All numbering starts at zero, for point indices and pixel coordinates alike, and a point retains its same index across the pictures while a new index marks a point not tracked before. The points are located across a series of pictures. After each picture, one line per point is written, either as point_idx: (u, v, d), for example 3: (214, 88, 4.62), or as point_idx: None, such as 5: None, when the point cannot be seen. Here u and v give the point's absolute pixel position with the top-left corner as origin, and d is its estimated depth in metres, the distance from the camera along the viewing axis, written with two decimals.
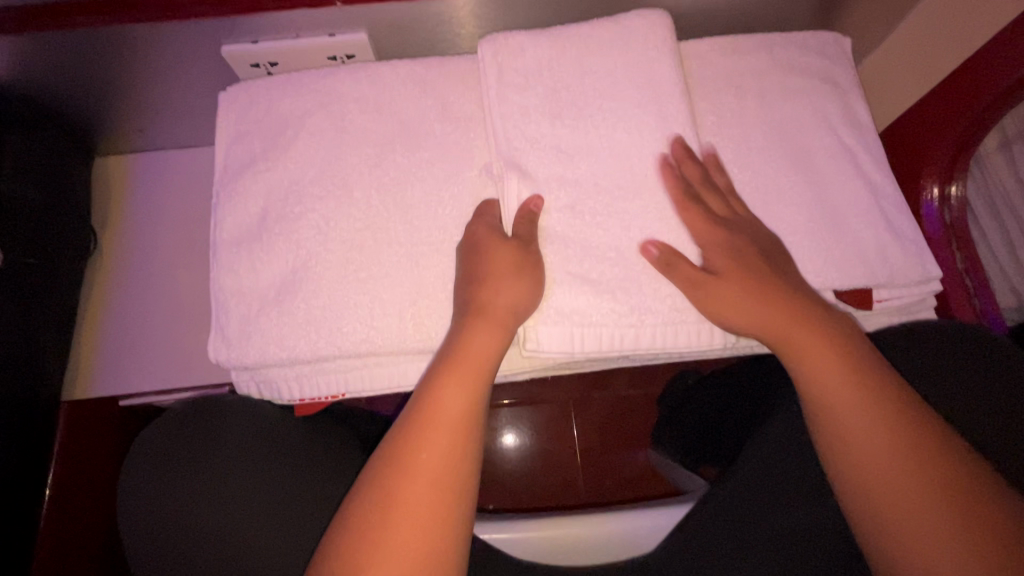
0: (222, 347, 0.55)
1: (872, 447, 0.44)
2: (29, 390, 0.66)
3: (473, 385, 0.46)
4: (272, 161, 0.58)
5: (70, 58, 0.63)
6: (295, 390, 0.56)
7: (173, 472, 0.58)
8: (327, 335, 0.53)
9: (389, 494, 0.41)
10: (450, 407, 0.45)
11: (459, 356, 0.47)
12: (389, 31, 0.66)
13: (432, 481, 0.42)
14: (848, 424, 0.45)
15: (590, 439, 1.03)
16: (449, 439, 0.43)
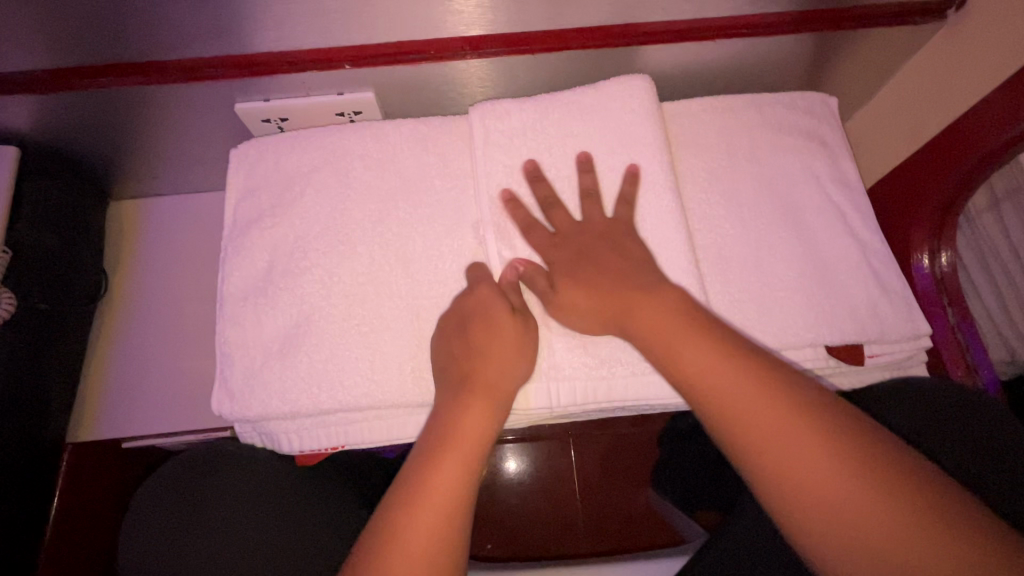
0: (226, 399, 0.56)
1: (833, 483, 0.38)
2: (36, 433, 0.67)
3: (468, 456, 0.46)
4: (279, 215, 0.60)
5: (92, 113, 0.66)
6: (296, 443, 0.57)
7: (172, 522, 0.59)
8: (329, 388, 0.54)
9: (378, 570, 0.40)
10: (445, 480, 0.44)
11: (455, 428, 0.47)
12: (395, 91, 0.69)
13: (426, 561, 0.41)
14: (804, 462, 0.39)
15: (589, 480, 1.03)
16: (443, 516, 0.43)
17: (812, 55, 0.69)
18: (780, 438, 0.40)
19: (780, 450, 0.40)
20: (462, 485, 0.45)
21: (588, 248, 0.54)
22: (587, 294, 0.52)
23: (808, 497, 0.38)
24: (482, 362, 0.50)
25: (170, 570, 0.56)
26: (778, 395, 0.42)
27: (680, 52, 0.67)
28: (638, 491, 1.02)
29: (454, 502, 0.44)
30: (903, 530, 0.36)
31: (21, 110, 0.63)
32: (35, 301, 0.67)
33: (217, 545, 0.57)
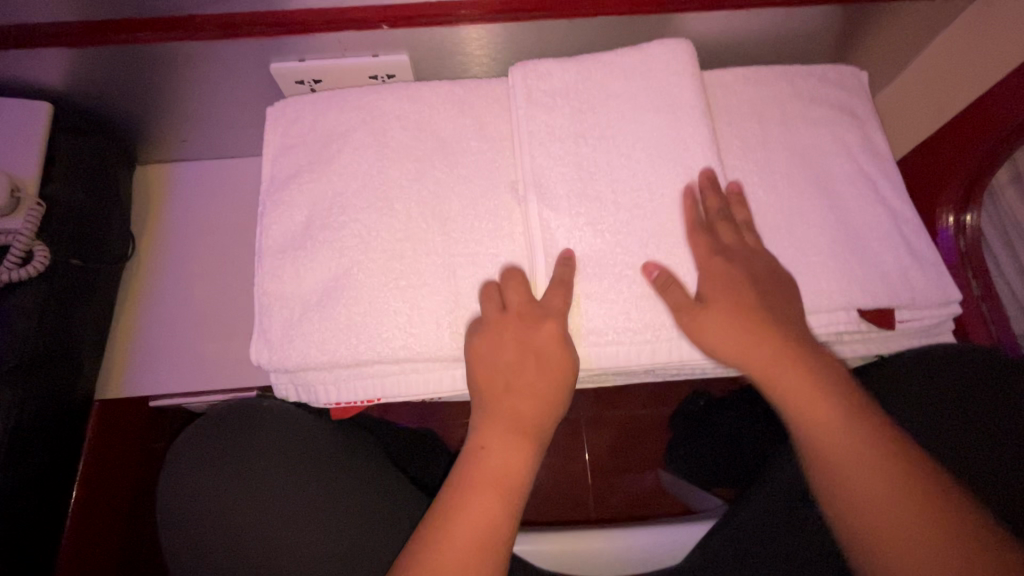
0: (265, 350, 0.56)
1: (856, 458, 0.46)
2: (67, 387, 0.68)
3: (522, 445, 0.50)
4: (317, 172, 0.61)
5: (128, 70, 0.66)
6: (332, 395, 0.57)
7: (215, 477, 0.59)
8: (368, 340, 0.55)
9: (472, 473, 0.49)
10: (497, 465, 0.49)
11: (498, 413, 0.51)
12: (429, 54, 0.69)
13: (487, 500, 0.48)
14: (836, 439, 0.47)
15: (602, 457, 1.04)
16: (499, 472, 0.49)
17: (845, 28, 0.69)
18: (823, 419, 0.48)
19: (817, 429, 0.48)
20: (515, 471, 0.50)
21: (737, 281, 0.53)
22: (722, 326, 0.52)
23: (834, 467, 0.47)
24: (527, 364, 0.52)
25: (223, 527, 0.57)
26: (818, 390, 0.49)
27: (714, 22, 0.67)
28: (649, 470, 1.04)
29: (507, 485, 0.49)
30: (913, 504, 0.44)
31: (57, 64, 0.63)
32: (68, 258, 0.67)
33: (263, 498, 0.58)
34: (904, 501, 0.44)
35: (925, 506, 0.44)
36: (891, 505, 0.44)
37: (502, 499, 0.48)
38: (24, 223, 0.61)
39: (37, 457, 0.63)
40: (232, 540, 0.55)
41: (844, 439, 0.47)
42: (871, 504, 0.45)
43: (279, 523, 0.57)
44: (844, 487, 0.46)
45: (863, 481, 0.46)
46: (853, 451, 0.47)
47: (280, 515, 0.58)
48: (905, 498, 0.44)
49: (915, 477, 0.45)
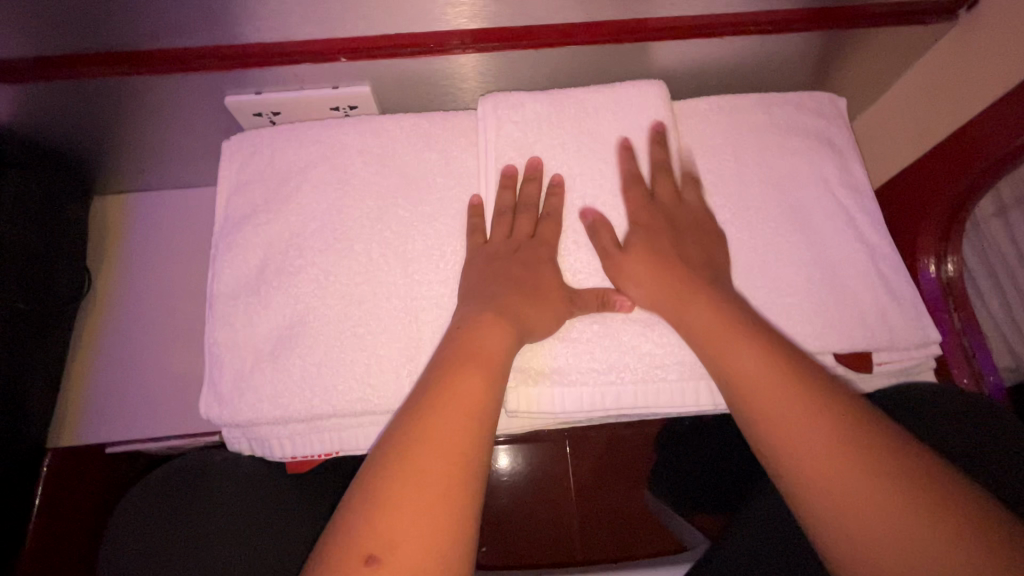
0: (215, 403, 0.54)
1: (810, 417, 0.40)
2: (16, 440, 0.65)
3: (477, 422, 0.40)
4: (272, 212, 0.58)
5: (73, 105, 0.63)
6: (287, 448, 0.55)
7: (166, 529, 0.57)
8: (322, 392, 0.52)
9: (421, 424, 0.39)
10: (448, 434, 0.39)
11: (464, 347, 0.45)
12: (394, 85, 0.67)
13: (442, 455, 0.38)
14: (772, 392, 0.42)
15: (586, 483, 1.01)
16: (455, 431, 0.39)
17: (822, 54, 0.67)
18: (763, 376, 0.43)
19: (763, 387, 0.42)
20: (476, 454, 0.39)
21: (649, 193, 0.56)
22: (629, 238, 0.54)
23: (789, 431, 0.40)
24: (521, 284, 0.51)
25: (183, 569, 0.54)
26: (746, 337, 0.45)
27: (687, 50, 0.65)
28: (636, 493, 1.01)
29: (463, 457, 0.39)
30: (880, 454, 0.37)
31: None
32: (13, 303, 0.64)
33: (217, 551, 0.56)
34: (872, 455, 0.37)
35: (938, 521, 0.34)
36: (864, 462, 0.37)
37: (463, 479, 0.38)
38: None
39: None
40: None
41: (817, 426, 0.39)
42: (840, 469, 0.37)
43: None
44: (821, 487, 0.38)
45: (850, 482, 0.37)
46: (800, 408, 0.40)
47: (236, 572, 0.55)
48: (907, 507, 0.35)
49: (915, 480, 0.36)
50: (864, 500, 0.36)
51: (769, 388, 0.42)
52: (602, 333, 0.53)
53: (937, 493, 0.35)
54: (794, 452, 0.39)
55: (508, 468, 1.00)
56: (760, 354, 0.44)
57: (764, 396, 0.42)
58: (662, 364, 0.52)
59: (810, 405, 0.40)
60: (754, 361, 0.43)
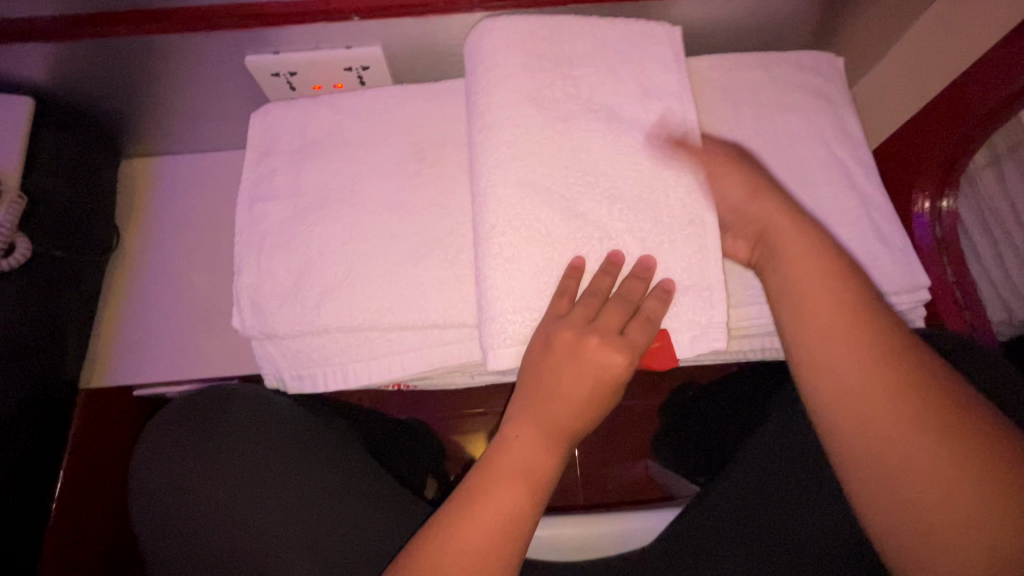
0: (250, 316, 0.62)
1: (884, 406, 0.45)
2: (52, 378, 0.69)
3: (544, 439, 0.50)
4: (302, 166, 0.65)
5: (103, 64, 0.67)
6: (303, 360, 0.62)
7: (176, 453, 0.62)
8: (337, 311, 0.59)
9: (479, 486, 0.47)
10: (519, 456, 0.49)
11: (508, 460, 0.49)
12: (403, 47, 0.70)
13: (524, 481, 0.48)
14: (856, 377, 0.46)
15: (591, 452, 1.05)
16: (517, 487, 0.47)
17: (822, 13, 0.69)
18: (839, 363, 0.47)
19: (840, 374, 0.47)
20: (544, 456, 0.49)
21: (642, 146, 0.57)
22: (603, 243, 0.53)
23: (856, 413, 0.46)
24: (584, 378, 0.50)
25: (212, 504, 0.59)
26: (847, 309, 0.48)
27: (689, 9, 0.67)
28: (639, 460, 1.05)
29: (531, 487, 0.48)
30: (937, 455, 0.42)
31: (36, 58, 0.64)
32: (50, 250, 0.68)
33: (224, 473, 0.61)
34: (932, 454, 0.43)
35: (988, 481, 0.41)
36: (910, 456, 0.43)
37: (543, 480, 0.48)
38: (6, 214, 0.63)
39: (22, 446, 0.64)
40: (186, 511, 0.59)
41: (883, 392, 0.45)
42: (886, 455, 0.44)
43: (237, 497, 0.60)
44: (867, 435, 0.45)
45: (891, 429, 0.44)
46: (875, 387, 0.45)
47: (240, 490, 0.60)
48: (946, 452, 0.42)
49: (972, 444, 0.42)
50: (906, 485, 0.43)
51: (848, 376, 0.47)
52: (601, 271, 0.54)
53: (983, 495, 0.41)
54: (852, 428, 0.46)
55: None
56: (857, 337, 0.47)
57: (824, 352, 0.48)
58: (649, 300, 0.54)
59: (882, 371, 0.46)
60: (838, 317, 0.48)
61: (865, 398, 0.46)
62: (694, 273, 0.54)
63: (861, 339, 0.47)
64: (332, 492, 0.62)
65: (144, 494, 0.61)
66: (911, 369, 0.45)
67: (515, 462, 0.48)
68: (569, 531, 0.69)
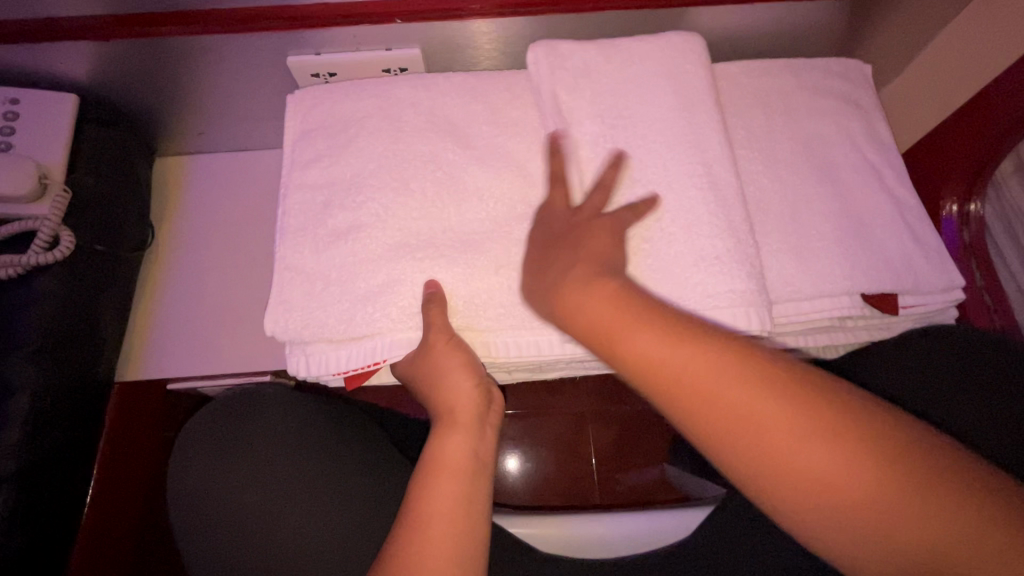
0: (281, 317, 0.58)
1: (819, 456, 0.38)
2: (89, 370, 0.70)
3: (473, 433, 0.55)
4: (335, 155, 0.62)
5: (146, 62, 0.68)
6: (343, 362, 0.57)
7: (217, 458, 0.62)
8: (383, 307, 0.57)
9: (432, 487, 0.50)
10: (458, 451, 0.53)
11: (450, 459, 0.52)
12: (440, 49, 0.71)
13: (461, 472, 0.51)
14: (740, 407, 0.40)
15: (608, 455, 1.06)
16: (457, 479, 0.50)
17: (849, 21, 0.71)
18: (729, 406, 0.40)
19: (738, 418, 0.40)
20: (470, 448, 0.53)
21: (682, 146, 0.59)
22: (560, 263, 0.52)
23: (796, 462, 0.38)
24: (452, 372, 0.55)
25: (254, 510, 0.59)
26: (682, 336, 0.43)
27: (721, 16, 0.69)
28: (655, 463, 1.06)
29: (469, 471, 0.52)
30: (887, 499, 0.36)
31: (83, 56, 0.66)
32: (92, 244, 0.69)
33: (266, 480, 0.61)
34: (880, 500, 0.36)
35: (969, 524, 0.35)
36: (852, 507, 0.37)
37: (472, 470, 0.52)
38: (51, 208, 0.64)
39: (62, 436, 0.65)
40: (231, 516, 0.59)
41: (814, 435, 0.38)
42: (841, 506, 0.37)
43: (280, 504, 0.60)
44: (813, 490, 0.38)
45: (847, 481, 0.37)
46: (776, 420, 0.39)
47: (282, 496, 0.61)
48: (909, 503, 0.36)
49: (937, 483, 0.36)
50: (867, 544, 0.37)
51: (766, 416, 0.39)
52: (655, 269, 0.56)
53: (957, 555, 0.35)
54: (796, 490, 0.38)
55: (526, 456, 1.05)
56: (718, 366, 0.41)
57: (676, 378, 0.42)
58: (709, 294, 0.54)
59: (762, 400, 0.40)
60: (688, 355, 0.42)
61: (805, 452, 0.38)
62: (733, 271, 0.55)
63: (728, 368, 0.41)
64: (373, 499, 0.62)
65: (189, 495, 0.60)
66: (792, 384, 0.40)
67: (457, 459, 0.52)
68: (572, 531, 0.70)
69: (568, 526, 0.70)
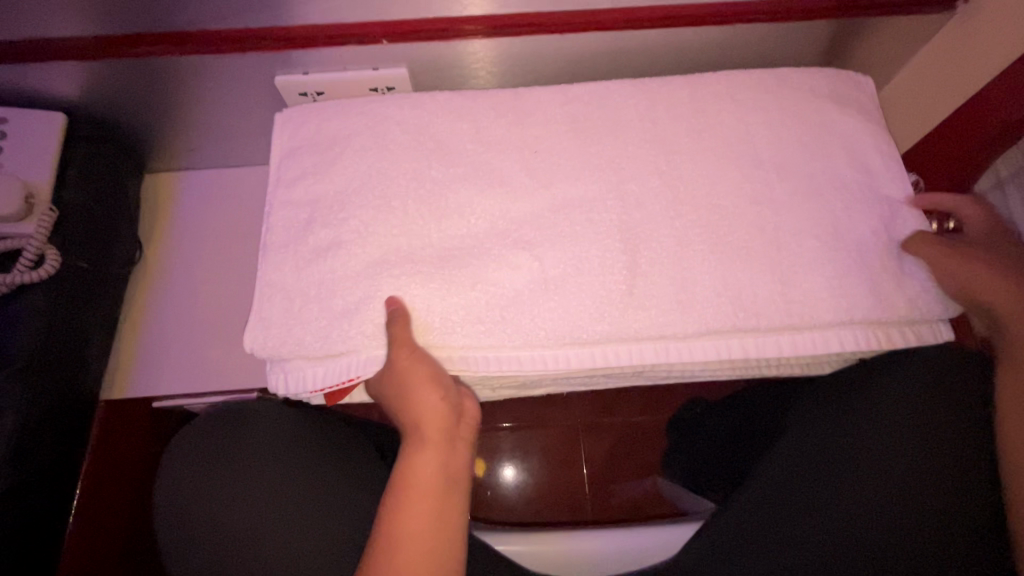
0: (263, 336, 0.58)
1: None
2: (74, 389, 0.70)
3: (444, 452, 0.54)
4: (320, 174, 0.63)
5: (134, 82, 0.69)
6: (323, 382, 0.58)
7: (202, 475, 0.63)
8: (359, 324, 0.57)
9: (404, 509, 0.50)
10: (430, 468, 0.52)
11: (424, 476, 0.52)
12: (428, 68, 0.72)
13: (434, 490, 0.52)
14: None
15: (600, 469, 1.06)
16: (430, 498, 0.51)
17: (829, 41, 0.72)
18: None
19: None
20: (439, 468, 0.53)
21: None
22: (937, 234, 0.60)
23: None
24: (422, 386, 0.54)
25: (240, 527, 0.60)
26: None
27: (704, 35, 0.70)
28: (648, 477, 1.05)
29: (443, 488, 0.52)
30: None
31: (72, 76, 0.66)
32: (78, 262, 0.70)
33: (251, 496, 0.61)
34: None
35: None
36: None
37: (439, 491, 0.52)
38: (37, 227, 0.65)
39: (45, 456, 0.65)
40: (217, 533, 0.59)
41: None
42: None
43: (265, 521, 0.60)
44: None
45: None
46: None
47: (267, 513, 0.60)
48: None
49: None
50: None
51: None
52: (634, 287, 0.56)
53: None
54: None
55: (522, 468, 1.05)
56: None
57: None
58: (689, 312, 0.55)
59: None
60: None
61: None
62: None
63: None
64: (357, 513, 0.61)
65: (176, 513, 0.61)
66: None
67: (426, 480, 0.52)
68: (559, 548, 0.70)
69: (550, 542, 0.70)
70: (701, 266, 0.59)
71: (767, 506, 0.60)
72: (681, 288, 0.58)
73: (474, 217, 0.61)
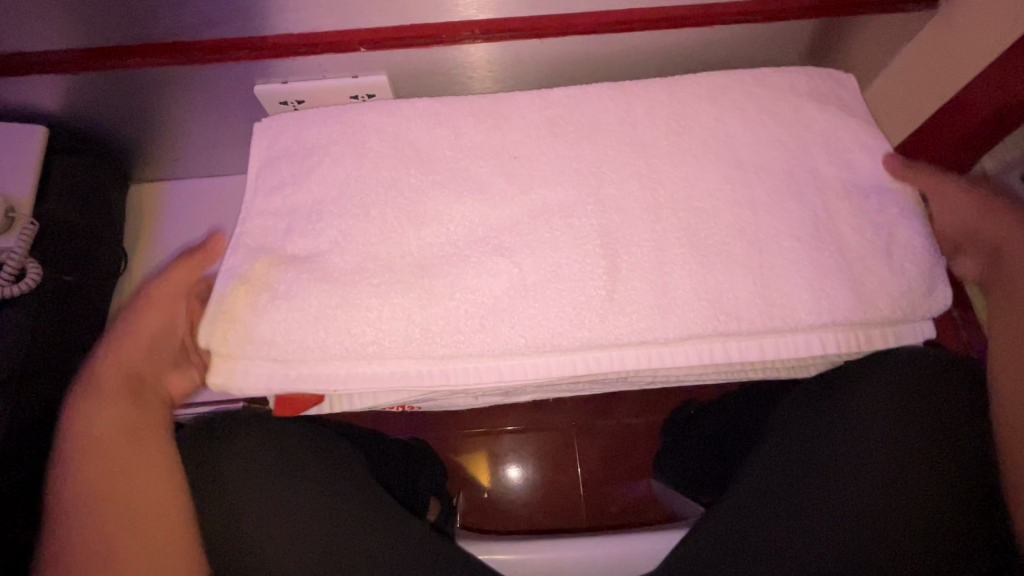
0: None
1: None
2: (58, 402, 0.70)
3: (158, 440, 0.54)
4: (298, 183, 0.63)
5: (112, 94, 0.69)
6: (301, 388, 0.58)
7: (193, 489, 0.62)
8: (337, 335, 0.56)
9: (88, 520, 0.48)
10: (124, 473, 0.50)
11: (94, 482, 0.49)
12: (409, 74, 0.72)
13: (110, 494, 0.49)
14: None
15: (593, 472, 1.05)
16: (125, 503, 0.49)
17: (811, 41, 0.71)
18: None
19: None
20: (161, 457, 0.52)
21: None
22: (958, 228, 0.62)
23: None
24: (110, 377, 0.55)
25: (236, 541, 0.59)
26: None
27: (685, 36, 0.69)
28: (642, 479, 1.05)
29: (103, 492, 0.49)
30: None
31: (51, 89, 0.66)
32: (59, 276, 0.70)
33: (246, 508, 0.61)
34: None
35: None
36: None
37: (152, 483, 0.50)
38: (18, 240, 0.64)
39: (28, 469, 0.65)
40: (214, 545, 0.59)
41: None
42: None
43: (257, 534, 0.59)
44: None
45: None
46: None
47: (259, 526, 0.60)
48: None
49: None
50: None
51: None
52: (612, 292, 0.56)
53: None
54: None
55: (521, 476, 1.04)
56: None
57: None
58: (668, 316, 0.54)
59: None
60: None
61: None
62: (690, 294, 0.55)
63: None
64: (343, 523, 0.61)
65: None
66: None
67: (128, 500, 0.49)
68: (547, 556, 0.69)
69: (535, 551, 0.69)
70: (680, 270, 0.58)
71: (758, 510, 0.55)
72: (660, 293, 0.58)
73: (452, 224, 0.60)
